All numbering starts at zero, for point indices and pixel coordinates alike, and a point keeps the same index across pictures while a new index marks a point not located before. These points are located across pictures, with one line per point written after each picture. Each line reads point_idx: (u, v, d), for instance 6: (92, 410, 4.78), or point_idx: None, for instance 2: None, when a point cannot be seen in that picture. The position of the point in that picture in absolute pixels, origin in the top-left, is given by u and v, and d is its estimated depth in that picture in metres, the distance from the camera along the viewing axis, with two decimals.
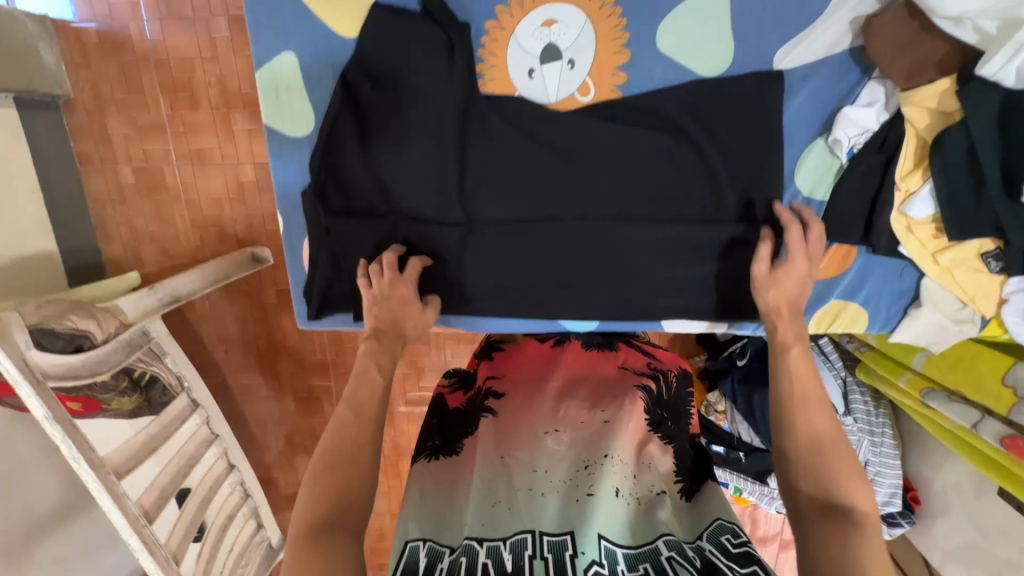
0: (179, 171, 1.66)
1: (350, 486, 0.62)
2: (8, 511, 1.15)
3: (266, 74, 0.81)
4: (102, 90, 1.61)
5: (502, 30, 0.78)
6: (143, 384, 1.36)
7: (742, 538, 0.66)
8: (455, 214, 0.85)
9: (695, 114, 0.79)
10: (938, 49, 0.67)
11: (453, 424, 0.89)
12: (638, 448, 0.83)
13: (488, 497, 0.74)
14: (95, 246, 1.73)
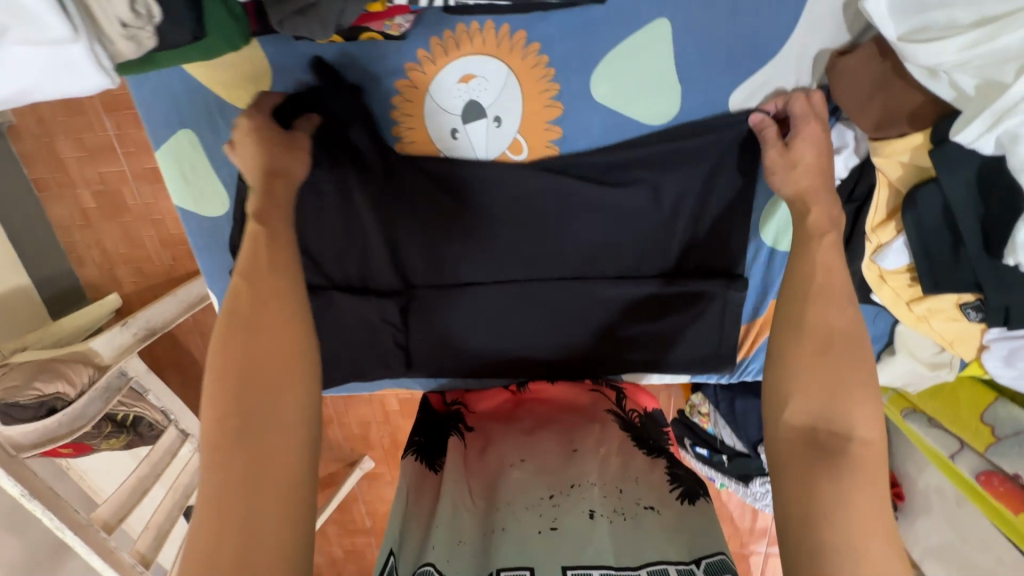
0: (139, 190, 1.59)
1: (263, 365, 0.51)
2: (30, 538, 1.30)
3: (166, 152, 0.74)
4: (44, 113, 1.51)
5: (416, 88, 0.69)
6: (129, 424, 1.39)
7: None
8: (392, 281, 0.79)
9: (645, 165, 0.72)
10: (913, 99, 0.58)
11: (433, 424, 0.79)
12: (622, 462, 0.68)
13: (454, 533, 0.60)
14: (71, 271, 1.69)
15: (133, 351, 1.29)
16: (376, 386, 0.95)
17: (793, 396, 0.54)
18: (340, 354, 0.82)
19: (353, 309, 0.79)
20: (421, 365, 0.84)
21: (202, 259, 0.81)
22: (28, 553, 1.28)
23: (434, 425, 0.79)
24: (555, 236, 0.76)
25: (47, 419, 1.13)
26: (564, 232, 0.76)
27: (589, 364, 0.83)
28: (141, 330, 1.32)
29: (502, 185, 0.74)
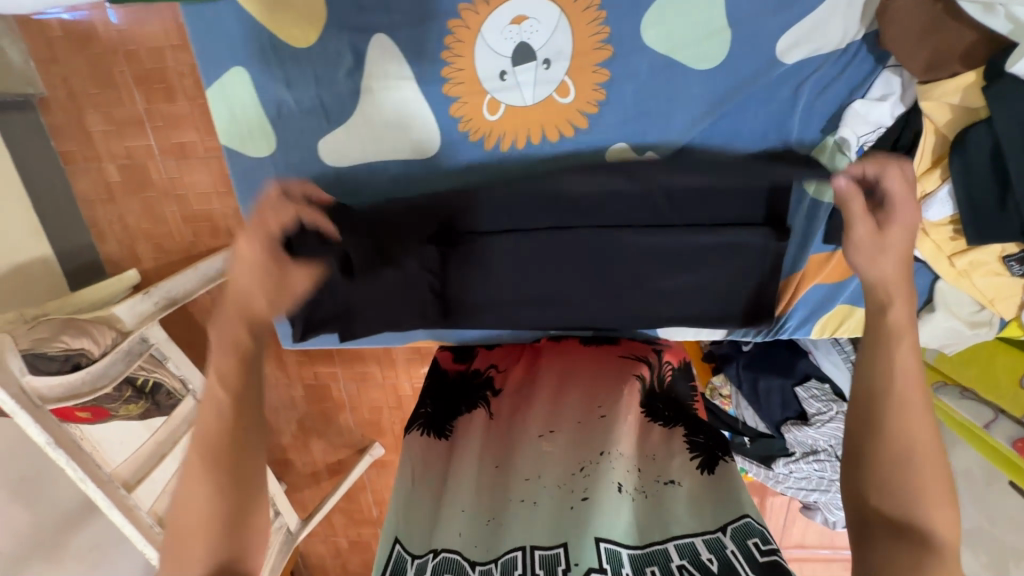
0: (164, 165, 1.60)
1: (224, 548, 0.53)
2: (40, 509, 1.29)
3: (217, 91, 0.75)
4: (75, 86, 1.54)
5: (467, 28, 0.70)
6: (148, 390, 1.39)
7: (772, 546, 0.56)
8: (431, 224, 0.78)
9: (692, 114, 0.73)
10: (964, 38, 0.59)
11: (445, 392, 0.88)
12: (641, 442, 0.75)
13: (480, 514, 0.68)
14: (91, 246, 1.70)
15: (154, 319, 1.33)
16: (407, 338, 0.95)
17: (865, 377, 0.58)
18: (375, 301, 0.82)
19: (390, 250, 0.78)
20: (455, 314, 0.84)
21: (239, 202, 0.82)
22: (37, 524, 1.28)
23: (463, 389, 0.88)
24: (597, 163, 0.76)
25: (71, 373, 1.12)
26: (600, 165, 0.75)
27: (626, 317, 0.83)
28: (162, 300, 1.38)
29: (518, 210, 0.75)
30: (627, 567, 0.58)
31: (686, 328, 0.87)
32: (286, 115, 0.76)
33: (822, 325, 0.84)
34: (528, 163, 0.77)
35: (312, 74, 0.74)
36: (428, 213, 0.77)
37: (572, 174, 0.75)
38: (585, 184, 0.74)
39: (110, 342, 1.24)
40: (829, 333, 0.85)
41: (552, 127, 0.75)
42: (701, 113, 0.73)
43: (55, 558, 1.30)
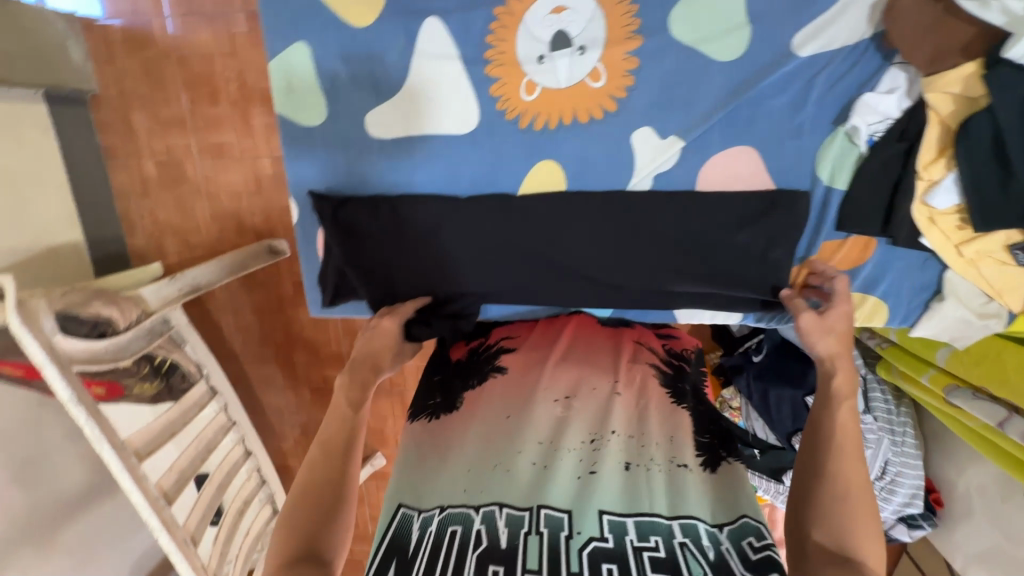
0: (200, 164, 1.68)
1: (317, 517, 0.61)
2: (37, 495, 1.28)
3: (278, 63, 0.83)
4: (127, 86, 1.64)
5: (511, 15, 0.78)
6: (164, 370, 1.39)
7: (768, 541, 0.59)
8: (461, 194, 0.86)
9: (718, 102, 0.79)
10: (963, 32, 0.65)
11: (455, 377, 0.85)
12: (659, 417, 0.74)
13: (490, 460, 0.69)
14: (119, 238, 1.75)
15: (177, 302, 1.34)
16: None
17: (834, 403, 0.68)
18: (404, 261, 0.88)
19: (419, 213, 0.86)
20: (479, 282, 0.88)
21: (288, 168, 0.88)
22: (32, 508, 1.26)
23: (475, 364, 0.85)
24: (619, 145, 0.82)
25: (97, 341, 1.14)
26: (621, 145, 0.82)
27: (638, 294, 0.88)
28: (186, 287, 1.40)
29: (539, 201, 0.84)
30: (631, 535, 0.60)
31: (700, 311, 0.92)
32: (340, 89, 0.83)
33: None
34: (560, 143, 0.82)
35: (367, 53, 0.81)
36: (450, 288, 0.88)
37: (579, 247, 0.85)
38: (586, 260, 0.86)
39: (133, 318, 1.25)
40: None
41: (583, 110, 0.81)
42: (721, 100, 0.79)
43: (45, 551, 1.25)
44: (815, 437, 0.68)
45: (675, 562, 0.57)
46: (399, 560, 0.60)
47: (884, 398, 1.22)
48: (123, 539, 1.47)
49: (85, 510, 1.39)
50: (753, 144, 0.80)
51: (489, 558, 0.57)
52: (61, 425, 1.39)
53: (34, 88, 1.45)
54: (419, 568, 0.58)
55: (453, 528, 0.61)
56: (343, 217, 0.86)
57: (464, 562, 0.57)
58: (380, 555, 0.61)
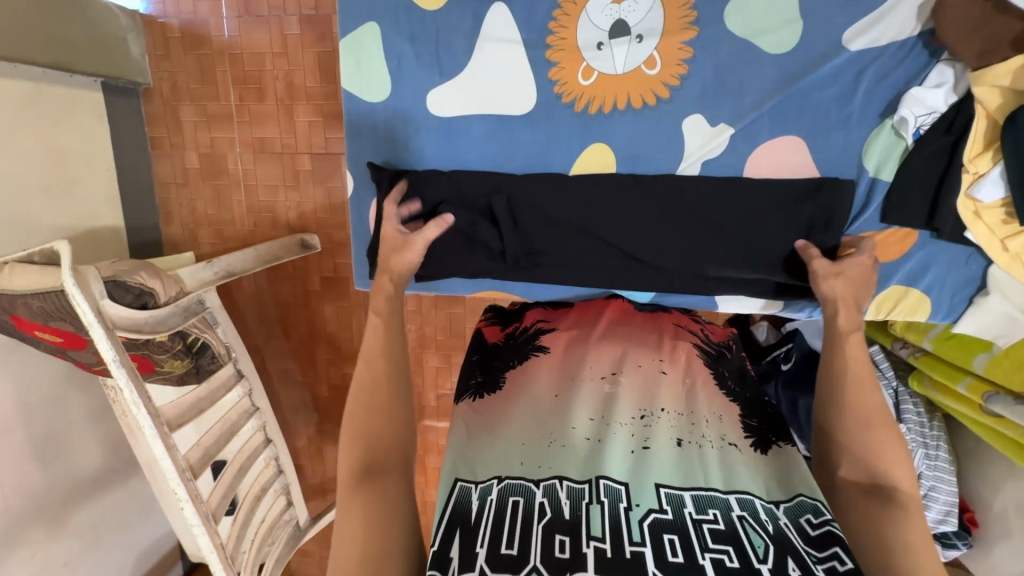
0: (242, 158, 1.50)
1: (380, 425, 0.69)
2: (55, 473, 1.18)
3: (350, 40, 0.90)
4: (179, 81, 1.48)
5: (574, 4, 0.84)
6: (195, 349, 1.28)
7: (825, 517, 0.57)
8: (509, 177, 0.91)
9: (777, 94, 0.83)
10: (1012, 27, 0.68)
11: (494, 358, 0.83)
12: (706, 395, 0.74)
13: (541, 435, 0.67)
14: (156, 226, 1.57)
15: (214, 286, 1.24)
16: (476, 287, 1.01)
17: (863, 386, 0.70)
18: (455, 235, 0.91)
19: (470, 185, 0.91)
20: (525, 260, 0.92)
21: (350, 142, 0.95)
22: (48, 488, 1.16)
23: (513, 346, 0.84)
24: (671, 130, 0.86)
25: (139, 311, 1.08)
26: (671, 132, 0.86)
27: (678, 278, 0.91)
28: (222, 273, 1.29)
29: (592, 181, 0.89)
30: (689, 508, 0.58)
31: (739, 298, 0.94)
32: (406, 67, 0.90)
33: (878, 304, 0.91)
34: (613, 125, 0.87)
35: (434, 34, 0.88)
36: (499, 259, 0.92)
37: (624, 225, 0.89)
38: (631, 239, 0.89)
39: (173, 295, 1.17)
40: (884, 316, 0.92)
41: (638, 94, 0.86)
42: (770, 90, 0.83)
43: (55, 532, 1.16)
44: (855, 417, 0.68)
45: (736, 534, 0.56)
46: (463, 529, 0.56)
47: (917, 411, 1.15)
48: (127, 529, 1.37)
49: (98, 493, 1.29)
50: (800, 134, 0.84)
51: (555, 527, 0.56)
52: (86, 404, 1.28)
53: (90, 76, 1.32)
54: (484, 535, 0.55)
55: (514, 498, 0.59)
56: (400, 188, 0.92)
57: (530, 533, 0.55)
58: (443, 526, 0.57)
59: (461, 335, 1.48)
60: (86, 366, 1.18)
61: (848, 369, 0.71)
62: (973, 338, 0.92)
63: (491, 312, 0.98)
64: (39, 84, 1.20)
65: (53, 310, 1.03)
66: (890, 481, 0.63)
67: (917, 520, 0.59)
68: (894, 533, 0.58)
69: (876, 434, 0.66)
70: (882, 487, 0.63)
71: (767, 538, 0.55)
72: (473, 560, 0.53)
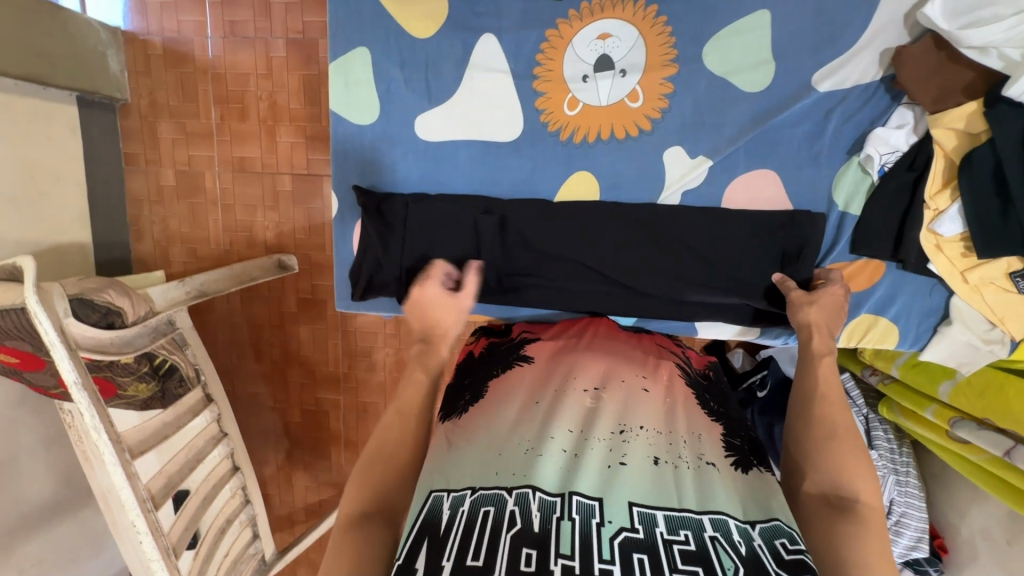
0: (220, 176, 1.48)
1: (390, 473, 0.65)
2: None
3: (339, 64, 0.91)
4: (159, 97, 1.46)
5: (561, 38, 0.88)
6: (162, 372, 1.21)
7: (799, 547, 0.56)
8: (497, 201, 0.92)
9: (759, 130, 0.86)
10: (965, 76, 0.75)
11: (478, 372, 0.82)
12: (686, 416, 0.73)
13: (522, 442, 0.65)
14: (126, 243, 1.53)
15: (183, 304, 1.20)
16: None
17: (836, 408, 0.71)
18: (438, 252, 0.92)
19: (455, 209, 0.91)
20: (515, 285, 0.93)
21: (334, 167, 0.96)
22: None
23: (499, 355, 0.84)
24: (655, 160, 0.89)
25: (104, 330, 1.03)
26: (654, 162, 0.90)
27: (661, 305, 0.93)
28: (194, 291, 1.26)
29: (577, 205, 0.92)
30: (661, 528, 0.56)
31: (717, 325, 0.96)
32: (394, 92, 0.92)
33: (849, 332, 0.94)
34: (596, 155, 0.90)
35: (425, 60, 0.90)
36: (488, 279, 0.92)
37: (607, 250, 0.91)
38: (617, 264, 0.91)
39: (142, 315, 1.12)
40: (856, 344, 0.94)
41: (621, 126, 0.89)
42: (746, 126, 0.87)
43: None
44: (825, 434, 0.70)
45: (705, 554, 0.54)
46: (430, 538, 0.54)
47: (887, 439, 1.18)
48: (76, 564, 1.27)
49: (46, 525, 1.20)
50: (774, 168, 0.88)
51: (523, 540, 0.53)
52: (38, 427, 1.20)
53: (66, 90, 1.29)
54: (452, 546, 0.53)
55: (486, 508, 0.57)
56: (386, 211, 0.92)
57: (498, 544, 0.53)
58: (411, 535, 0.55)
59: None
60: (41, 390, 1.12)
61: (818, 389, 0.73)
62: (938, 368, 0.96)
63: (481, 330, 0.95)
64: (10, 96, 1.17)
65: (11, 329, 0.99)
66: (859, 499, 0.64)
67: (884, 540, 0.60)
68: (859, 553, 0.58)
69: (848, 454, 0.67)
70: (846, 499, 0.63)
71: (739, 564, 0.53)
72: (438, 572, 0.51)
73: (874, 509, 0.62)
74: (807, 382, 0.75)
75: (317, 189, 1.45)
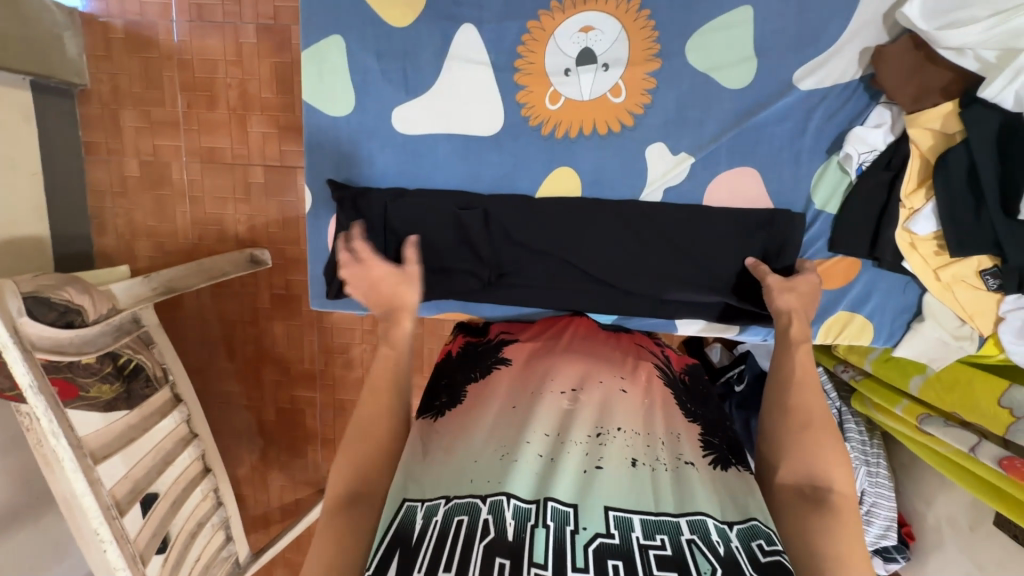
0: (188, 168, 1.42)
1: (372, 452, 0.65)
2: None
3: (313, 52, 0.87)
4: (121, 83, 1.38)
5: (543, 30, 0.85)
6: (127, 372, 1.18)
7: (776, 547, 0.55)
8: (474, 199, 0.90)
9: (744, 128, 0.86)
10: (943, 76, 0.76)
11: (457, 373, 0.80)
12: (664, 416, 0.71)
13: (497, 449, 0.63)
14: (87, 236, 1.45)
15: (149, 301, 1.15)
16: (438, 309, 0.97)
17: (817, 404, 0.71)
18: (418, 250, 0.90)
19: (434, 205, 0.89)
20: (499, 285, 0.92)
21: (307, 160, 0.92)
22: None
23: (476, 357, 0.82)
24: (634, 156, 0.89)
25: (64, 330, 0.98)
26: (636, 159, 0.89)
27: (644, 303, 0.93)
28: (160, 288, 1.20)
29: (558, 201, 0.90)
30: (637, 532, 0.55)
31: (697, 322, 0.96)
32: (372, 82, 0.88)
33: (825, 330, 0.95)
34: (579, 151, 0.89)
35: (403, 50, 0.87)
36: (469, 277, 0.91)
37: (589, 247, 0.90)
38: (598, 262, 0.90)
39: (105, 312, 1.07)
40: (832, 340, 0.96)
41: (604, 121, 0.87)
42: (729, 124, 0.87)
43: None
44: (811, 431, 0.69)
45: (681, 559, 0.53)
46: (402, 551, 0.53)
47: (860, 432, 1.20)
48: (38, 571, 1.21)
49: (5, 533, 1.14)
50: (756, 166, 0.88)
51: (496, 549, 0.52)
52: None
53: (19, 75, 1.21)
54: (425, 558, 0.51)
55: (459, 517, 0.54)
56: (363, 207, 0.89)
57: (470, 554, 0.51)
58: (383, 546, 0.53)
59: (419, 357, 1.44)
60: None
61: (795, 383, 0.73)
62: (909, 364, 0.98)
63: (461, 330, 0.94)
64: None
65: None
66: (843, 493, 0.64)
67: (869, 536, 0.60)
68: (843, 548, 0.58)
69: (832, 450, 0.67)
70: (832, 497, 0.63)
71: (716, 568, 0.52)
72: None
73: (847, 502, 0.63)
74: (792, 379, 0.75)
75: (291, 182, 1.40)
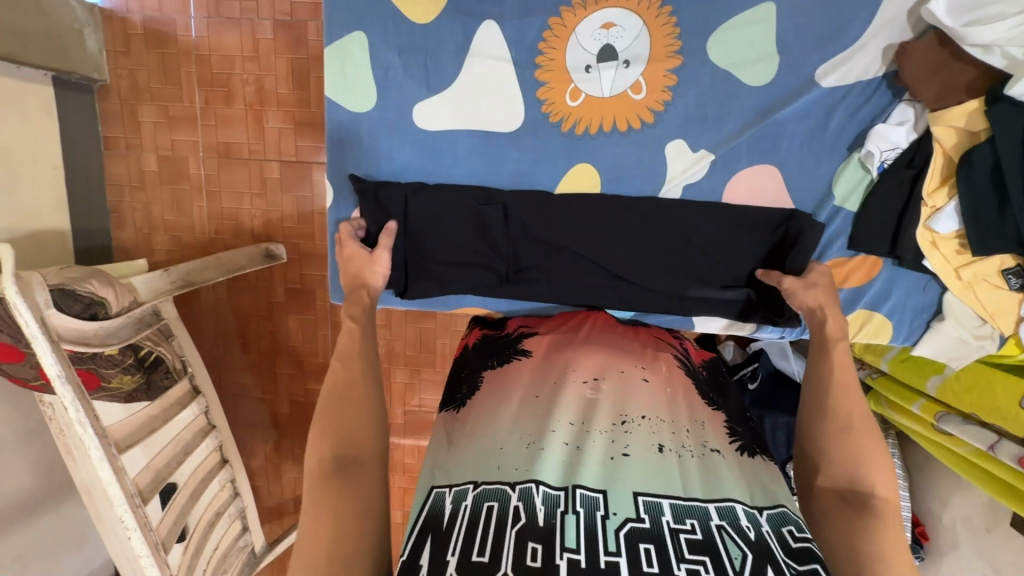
0: (205, 163, 1.43)
1: (354, 418, 0.67)
2: None
3: (334, 49, 0.88)
4: (139, 79, 1.40)
5: (564, 26, 0.86)
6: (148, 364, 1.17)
7: (806, 534, 0.56)
8: (493, 193, 0.90)
9: (763, 123, 0.86)
10: (968, 73, 0.75)
11: (476, 363, 0.81)
12: (687, 406, 0.72)
13: (522, 437, 0.64)
14: (106, 230, 1.47)
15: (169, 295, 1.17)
16: (458, 304, 0.99)
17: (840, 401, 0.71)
18: (437, 244, 0.91)
19: (454, 198, 0.90)
20: (517, 280, 0.93)
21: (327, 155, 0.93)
22: None
23: (496, 348, 0.83)
24: (654, 150, 0.89)
25: (87, 322, 0.99)
26: (656, 155, 0.89)
27: (663, 300, 0.93)
28: (178, 281, 1.22)
29: (577, 197, 0.90)
30: (667, 516, 0.55)
31: (714, 320, 0.96)
32: (391, 78, 0.89)
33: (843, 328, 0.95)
34: (597, 147, 0.89)
35: (422, 46, 0.88)
36: (487, 271, 0.92)
37: (608, 242, 0.90)
38: (616, 256, 0.91)
39: (126, 305, 1.08)
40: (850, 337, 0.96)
41: (624, 118, 0.88)
42: (748, 122, 0.87)
43: None
44: (831, 427, 0.69)
45: (713, 544, 0.53)
46: (434, 535, 0.54)
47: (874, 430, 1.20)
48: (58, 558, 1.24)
49: (26, 519, 1.16)
50: (776, 163, 0.88)
51: (529, 534, 0.53)
52: (17, 420, 1.16)
53: (41, 70, 1.23)
54: (458, 540, 0.52)
55: (489, 503, 0.56)
56: (384, 201, 0.90)
57: (502, 540, 0.52)
58: (415, 533, 0.55)
59: (431, 351, 1.45)
60: (21, 382, 1.07)
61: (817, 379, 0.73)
62: (927, 363, 0.97)
63: (478, 323, 0.94)
64: None
65: None
66: (867, 488, 0.64)
67: (896, 531, 0.60)
68: (870, 544, 0.59)
69: (854, 446, 0.67)
70: (854, 490, 0.64)
71: (747, 551, 0.52)
72: (444, 566, 0.50)
73: (877, 496, 0.63)
74: (813, 376, 0.75)
75: (306, 177, 1.42)
